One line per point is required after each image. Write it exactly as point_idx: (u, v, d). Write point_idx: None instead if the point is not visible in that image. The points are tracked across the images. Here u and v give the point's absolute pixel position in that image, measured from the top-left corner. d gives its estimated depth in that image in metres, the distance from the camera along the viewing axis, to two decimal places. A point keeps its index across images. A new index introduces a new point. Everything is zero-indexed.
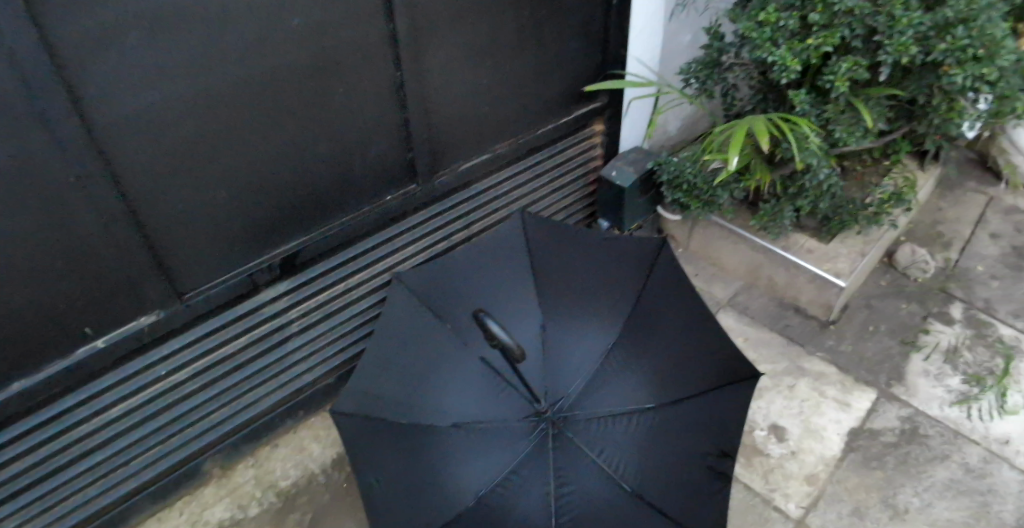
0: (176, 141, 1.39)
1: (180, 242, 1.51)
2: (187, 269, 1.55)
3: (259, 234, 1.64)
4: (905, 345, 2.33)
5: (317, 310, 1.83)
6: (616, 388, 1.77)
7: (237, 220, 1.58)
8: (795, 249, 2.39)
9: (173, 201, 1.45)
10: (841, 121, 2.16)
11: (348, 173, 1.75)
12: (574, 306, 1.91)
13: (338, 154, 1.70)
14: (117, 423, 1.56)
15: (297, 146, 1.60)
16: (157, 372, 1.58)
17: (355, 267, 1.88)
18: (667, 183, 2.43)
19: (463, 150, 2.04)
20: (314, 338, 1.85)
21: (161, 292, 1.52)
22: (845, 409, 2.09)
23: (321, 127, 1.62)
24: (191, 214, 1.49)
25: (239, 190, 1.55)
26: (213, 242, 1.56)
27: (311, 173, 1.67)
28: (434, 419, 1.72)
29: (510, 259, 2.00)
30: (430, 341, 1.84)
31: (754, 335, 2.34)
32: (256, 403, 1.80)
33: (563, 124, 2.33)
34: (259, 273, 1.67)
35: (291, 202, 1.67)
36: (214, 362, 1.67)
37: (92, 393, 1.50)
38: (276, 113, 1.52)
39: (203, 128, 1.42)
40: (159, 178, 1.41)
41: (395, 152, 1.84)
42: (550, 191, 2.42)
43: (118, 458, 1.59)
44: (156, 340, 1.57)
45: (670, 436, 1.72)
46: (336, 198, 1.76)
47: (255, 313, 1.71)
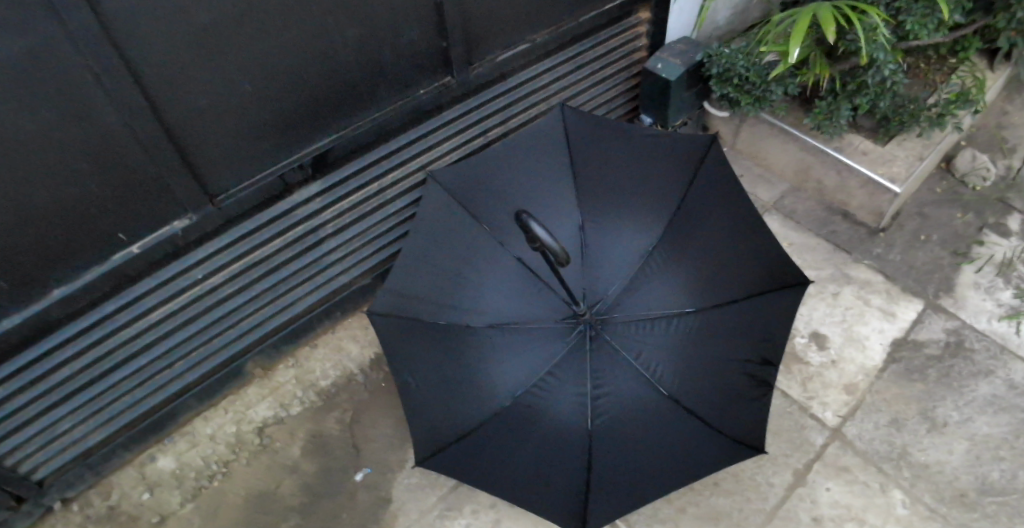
0: (198, 28, 1.27)
1: (208, 139, 1.42)
2: (217, 170, 1.47)
3: (289, 130, 1.54)
4: (957, 257, 2.23)
5: (351, 211, 1.76)
6: (656, 290, 1.70)
7: (266, 115, 1.48)
8: (849, 150, 2.22)
9: (199, 95, 1.35)
10: (913, 12, 1.94)
11: (380, 62, 1.62)
12: (614, 207, 1.81)
13: (370, 40, 1.56)
14: (158, 328, 1.55)
15: (328, 32, 1.47)
16: (193, 275, 1.55)
17: (388, 166, 1.80)
18: (716, 76, 2.24)
19: (502, 39, 1.88)
20: (349, 239, 1.80)
21: (192, 194, 1.45)
22: (889, 320, 2.02)
23: (352, 10, 1.48)
24: (218, 109, 1.39)
25: (268, 81, 1.44)
26: (243, 139, 1.48)
27: (342, 62, 1.54)
28: (468, 320, 1.69)
29: (548, 156, 1.89)
30: (464, 242, 1.78)
31: (798, 240, 2.24)
32: (293, 306, 1.78)
33: (607, 10, 2.14)
34: (291, 173, 1.59)
35: (321, 95, 1.55)
36: (249, 266, 1.63)
37: (131, 298, 1.48)
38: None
39: (226, 12, 1.28)
40: (185, 70, 1.30)
41: (431, 39, 1.69)
42: (590, 84, 2.26)
43: (162, 361, 1.60)
44: (191, 244, 1.52)
45: (710, 340, 1.67)
46: (367, 90, 1.64)
47: (289, 215, 1.64)
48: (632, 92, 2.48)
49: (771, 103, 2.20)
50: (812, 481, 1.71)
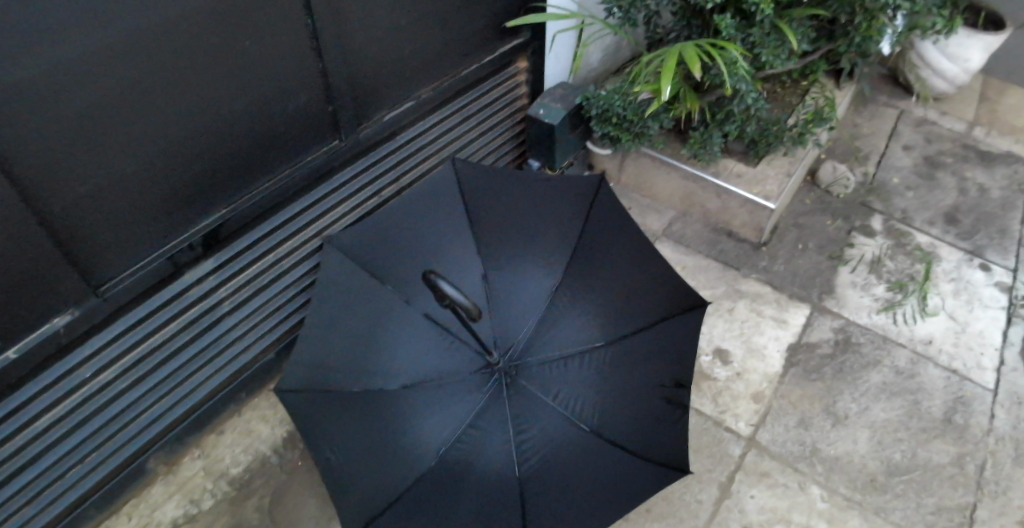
0: (68, 111, 1.21)
1: (87, 227, 1.34)
2: (99, 258, 1.39)
3: (176, 209, 1.49)
4: (834, 260, 2.42)
5: (250, 284, 1.70)
6: (563, 326, 1.76)
7: (150, 196, 1.42)
8: (725, 174, 2.39)
9: (75, 183, 1.28)
10: (766, 45, 2.12)
11: (268, 131, 1.60)
12: (515, 252, 1.86)
13: (256, 111, 1.55)
14: (47, 435, 1.42)
15: (212, 106, 1.44)
16: (82, 375, 1.43)
17: (284, 235, 1.75)
18: (596, 117, 2.35)
19: (388, 99, 1.91)
20: (251, 314, 1.74)
21: (73, 287, 1.37)
22: (783, 326, 2.15)
23: (235, 81, 1.47)
24: (96, 194, 1.33)
25: (150, 162, 1.39)
26: (126, 223, 1.41)
27: (228, 135, 1.51)
28: (382, 382, 1.67)
29: (445, 209, 1.91)
30: (372, 304, 1.76)
31: (691, 263, 2.37)
32: (197, 390, 1.68)
33: (487, 63, 2.23)
34: (181, 253, 1.53)
35: (208, 169, 1.51)
36: (144, 356, 1.53)
37: (14, 407, 1.34)
38: (184, 68, 1.35)
39: (97, 94, 1.24)
40: (55, 157, 1.23)
41: (316, 104, 1.70)
42: (479, 134, 2.32)
43: (54, 471, 1.45)
44: (75, 340, 1.42)
45: (622, 369, 1.73)
46: (256, 160, 1.61)
47: (182, 297, 1.56)
48: (519, 138, 2.57)
49: (650, 137, 2.33)
50: (736, 492, 1.76)
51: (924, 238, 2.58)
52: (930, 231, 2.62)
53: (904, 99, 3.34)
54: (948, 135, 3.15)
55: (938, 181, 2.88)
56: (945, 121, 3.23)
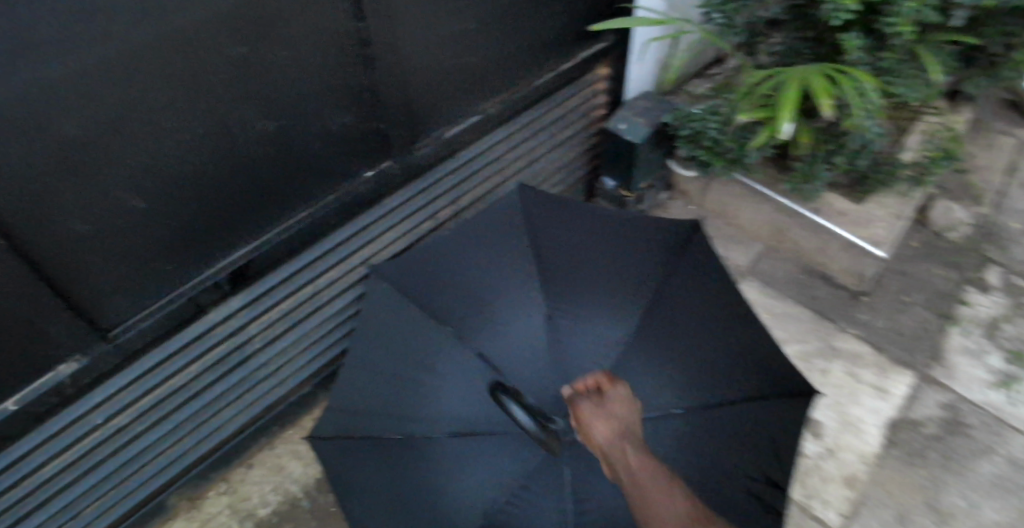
0: (63, 142, 1.03)
1: (94, 267, 1.19)
2: (109, 298, 1.24)
3: (197, 240, 1.33)
4: (942, 318, 2.12)
5: (282, 321, 1.54)
6: (631, 390, 1.52)
7: (164, 229, 1.25)
8: (826, 212, 2.11)
9: (80, 221, 1.12)
10: (899, 72, 1.87)
11: (306, 151, 1.43)
12: (582, 297, 1.63)
13: (289, 127, 1.36)
14: (54, 482, 1.29)
15: (239, 125, 1.26)
16: (92, 421, 1.30)
17: (322, 266, 1.58)
18: (684, 138, 2.12)
19: (445, 114, 1.70)
20: (281, 350, 1.58)
21: (76, 334, 1.22)
22: (882, 397, 1.88)
23: (263, 98, 1.27)
24: (103, 232, 1.16)
25: (166, 189, 1.21)
26: (138, 258, 1.24)
27: (256, 155, 1.33)
28: (425, 431, 1.48)
29: (508, 245, 1.70)
30: (418, 342, 1.57)
31: (780, 309, 2.11)
32: (223, 429, 1.54)
33: (564, 71, 1.99)
34: (202, 294, 1.38)
35: (233, 196, 1.34)
36: (163, 398, 1.39)
37: (16, 456, 1.21)
38: (203, 84, 1.16)
39: (98, 122, 1.06)
40: (47, 194, 1.06)
41: (361, 121, 1.50)
42: (549, 149, 2.10)
43: (64, 515, 1.34)
44: (85, 387, 1.29)
45: (701, 444, 1.46)
46: (288, 185, 1.44)
47: (207, 336, 1.41)
48: (592, 152, 2.34)
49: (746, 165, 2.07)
50: None
51: None
52: None
53: None
54: None
55: None
56: None
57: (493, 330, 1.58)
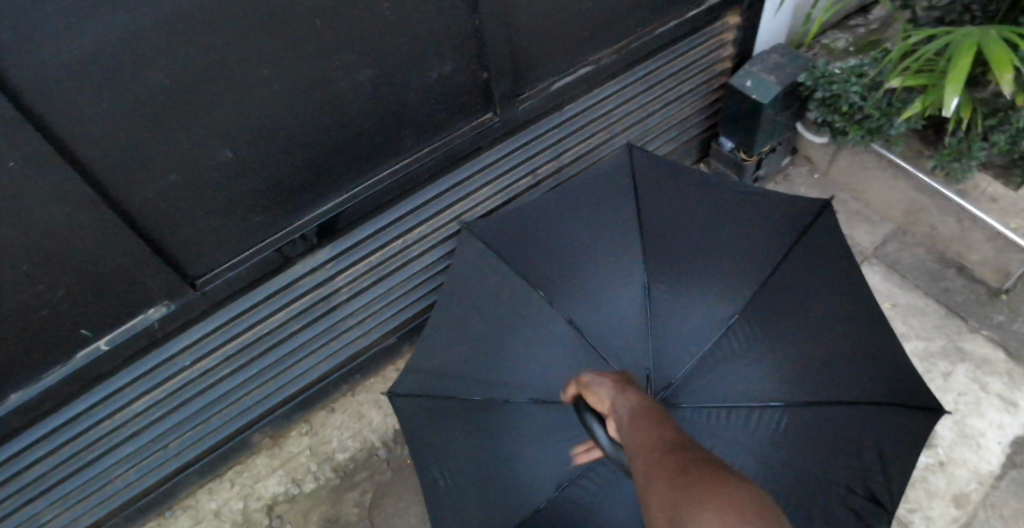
0: (149, 92, 1.02)
1: (184, 214, 1.20)
2: (200, 248, 1.26)
3: (286, 189, 1.31)
4: None
5: (365, 275, 1.54)
6: (727, 379, 1.39)
7: (253, 178, 1.25)
8: (973, 197, 1.84)
9: (167, 171, 1.13)
10: None
11: (402, 100, 1.36)
12: (683, 273, 1.48)
13: (385, 77, 1.30)
14: (147, 415, 1.39)
15: (328, 74, 1.21)
16: (180, 362, 1.37)
17: (410, 223, 1.55)
18: (818, 101, 1.91)
19: (553, 64, 1.58)
20: (365, 304, 1.59)
21: (166, 281, 1.25)
22: (1010, 412, 1.68)
23: (356, 45, 1.21)
24: (192, 180, 1.17)
25: (254, 140, 1.20)
26: (227, 207, 1.25)
27: (348, 104, 1.28)
28: (510, 394, 1.45)
29: (605, 211, 1.59)
30: (511, 303, 1.52)
31: (905, 301, 1.92)
32: (305, 375, 1.59)
33: (689, 19, 1.80)
34: (291, 245, 1.39)
35: (325, 145, 1.31)
36: (249, 344, 1.45)
37: (110, 391, 1.31)
38: (290, 30, 1.11)
39: (183, 72, 1.04)
40: (137, 141, 1.07)
41: (464, 68, 1.41)
42: (663, 105, 1.94)
43: (155, 445, 1.44)
44: (175, 331, 1.34)
45: (795, 447, 1.34)
46: (382, 135, 1.38)
47: (292, 287, 1.44)
48: (711, 110, 2.15)
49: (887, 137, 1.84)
50: None
51: None
52: None
53: None
54: None
55: None
56: None
57: (582, 299, 1.50)
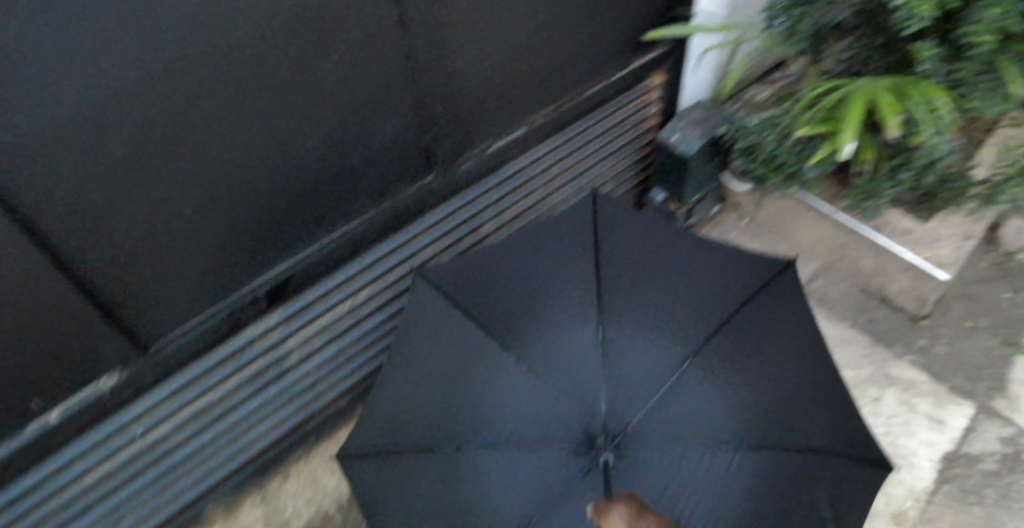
0: (110, 163, 1.07)
1: (138, 282, 1.23)
2: (155, 314, 1.29)
3: (242, 252, 1.36)
4: (1009, 346, 2.01)
5: (318, 335, 1.58)
6: (684, 418, 1.38)
7: (209, 244, 1.29)
8: (887, 232, 2.00)
9: (119, 240, 1.16)
10: (977, 85, 1.76)
11: (354, 167, 1.45)
12: (643, 316, 1.49)
13: (335, 145, 1.38)
14: (97, 489, 1.38)
15: (282, 143, 1.28)
16: (133, 432, 1.37)
17: (361, 281, 1.60)
18: (741, 151, 2.07)
19: (493, 127, 1.69)
20: (318, 363, 1.62)
21: (119, 349, 1.28)
22: (938, 429, 1.80)
23: (309, 116, 1.29)
24: (148, 247, 1.21)
25: (210, 206, 1.25)
26: (183, 272, 1.29)
27: (302, 171, 1.36)
28: (459, 440, 1.34)
29: (564, 257, 1.56)
30: (467, 344, 1.44)
31: (834, 332, 2.04)
32: (258, 441, 1.60)
33: (616, 80, 1.95)
34: (243, 310, 1.43)
35: (280, 210, 1.37)
36: (201, 411, 1.45)
37: (57, 466, 1.29)
38: (250, 102, 1.19)
39: (143, 144, 1.09)
40: (96, 210, 1.10)
41: (410, 135, 1.51)
42: (598, 161, 2.07)
43: (106, 520, 1.42)
44: (126, 400, 1.35)
45: (753, 498, 1.30)
46: (334, 199, 1.46)
47: (245, 351, 1.46)
48: (643, 163, 2.30)
49: (806, 180, 1.99)
50: None
51: None
52: None
53: None
54: None
55: None
56: None
57: (544, 343, 1.46)
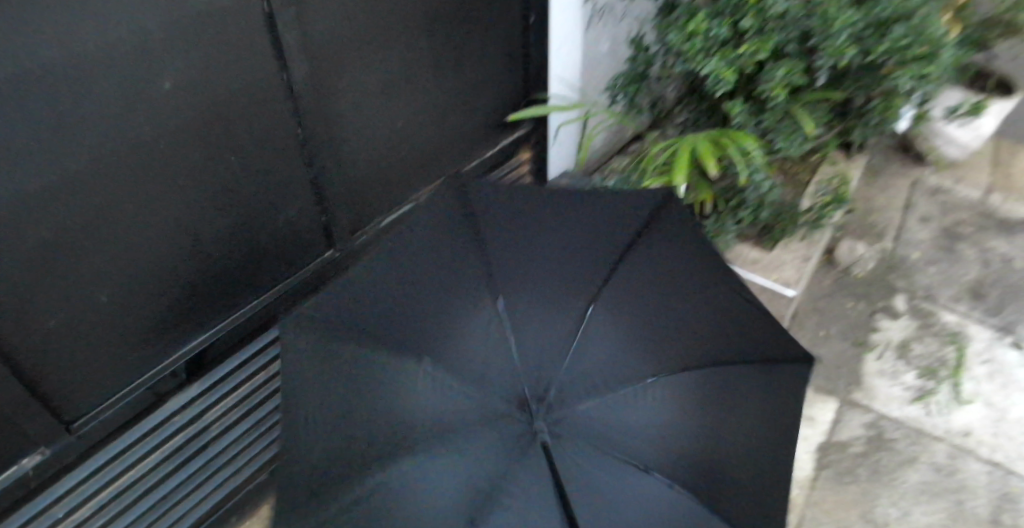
0: (36, 245, 1.17)
1: (59, 360, 1.30)
2: (76, 392, 1.35)
3: (159, 329, 1.45)
4: (858, 346, 2.32)
5: (238, 405, 1.68)
6: (648, 426, 1.18)
7: (126, 322, 1.38)
8: (739, 262, 2.32)
9: (42, 316, 1.24)
10: (778, 131, 2.16)
11: (260, 246, 1.60)
12: (629, 309, 1.30)
13: (245, 224, 1.54)
14: None
15: (197, 223, 1.42)
16: (54, 515, 1.37)
17: (274, 351, 1.74)
18: None
19: (382, 204, 1.91)
20: (237, 438, 1.70)
21: (42, 428, 1.31)
22: (811, 424, 2.04)
23: (220, 198, 1.45)
24: (70, 324, 1.29)
25: (129, 283, 1.35)
26: (103, 351, 1.37)
27: (213, 251, 1.49)
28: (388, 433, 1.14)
29: (544, 248, 1.36)
30: (436, 323, 1.24)
31: None
32: (179, 521, 1.63)
33: (488, 158, 2.23)
34: (163, 382, 1.52)
35: (195, 287, 1.49)
36: (123, 490, 1.48)
37: None
38: (167, 187, 1.34)
39: (67, 225, 1.21)
40: (23, 290, 1.19)
41: (308, 216, 1.69)
42: None
43: None
44: (46, 481, 1.36)
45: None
46: (246, 275, 1.60)
47: (164, 426, 1.53)
48: None
49: None
50: None
51: (952, 317, 2.49)
52: (956, 309, 2.53)
53: (915, 168, 3.27)
54: (965, 204, 3.09)
55: (958, 254, 2.81)
56: (959, 189, 3.17)
57: (525, 324, 1.25)
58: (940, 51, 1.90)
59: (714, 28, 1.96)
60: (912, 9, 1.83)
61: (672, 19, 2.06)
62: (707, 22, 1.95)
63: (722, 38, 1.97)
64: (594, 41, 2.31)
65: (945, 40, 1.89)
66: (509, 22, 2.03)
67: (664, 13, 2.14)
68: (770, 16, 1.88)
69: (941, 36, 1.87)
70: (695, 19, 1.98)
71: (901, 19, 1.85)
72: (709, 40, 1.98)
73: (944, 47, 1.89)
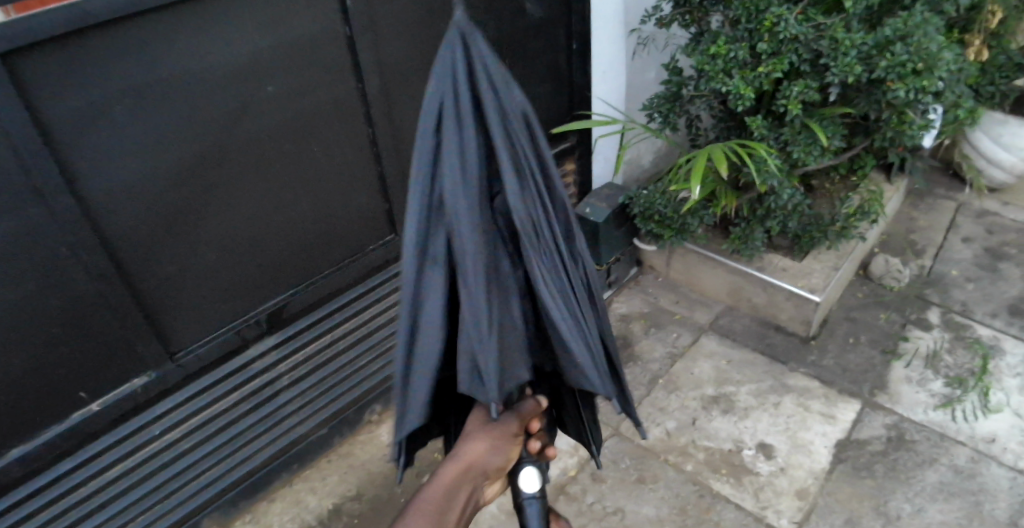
0: (165, 206, 1.68)
1: (181, 320, 1.84)
2: (187, 333, 1.86)
3: (247, 288, 1.96)
4: (887, 354, 2.41)
5: (369, 324, 2.31)
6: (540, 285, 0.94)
7: (222, 304, 1.91)
8: (769, 269, 2.53)
9: (204, 254, 1.81)
10: (797, 142, 2.39)
11: (331, 220, 2.11)
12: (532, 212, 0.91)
13: (319, 207, 2.05)
14: (197, 434, 1.94)
15: (284, 194, 1.93)
16: (258, 366, 2.04)
17: (228, 371, 1.98)
18: (757, 220, 2.46)
19: None
20: (303, 391, 2.16)
21: (186, 340, 1.87)
22: (831, 422, 2.16)
23: (305, 180, 1.97)
24: (186, 285, 1.81)
25: (227, 249, 1.86)
26: (219, 308, 1.91)
27: (288, 223, 1.99)
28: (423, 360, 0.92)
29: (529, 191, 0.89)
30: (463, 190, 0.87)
31: (737, 357, 2.42)
32: (334, 389, 2.24)
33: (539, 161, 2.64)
34: (293, 300, 2.08)
35: (267, 257, 1.97)
36: (294, 362, 2.13)
37: (203, 386, 1.93)
38: (260, 170, 1.85)
39: (181, 194, 1.70)
40: (148, 245, 1.68)
41: (376, 203, 2.22)
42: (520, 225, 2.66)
43: (156, 493, 1.88)
44: (196, 373, 1.92)
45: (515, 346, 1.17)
46: (301, 257, 2.07)
47: (319, 324, 2.17)
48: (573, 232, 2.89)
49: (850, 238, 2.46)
50: None
51: (986, 331, 2.52)
52: (993, 324, 2.55)
53: (958, 188, 3.31)
54: (1013, 226, 3.06)
55: (1001, 272, 2.80)
56: (1007, 212, 3.14)
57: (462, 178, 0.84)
58: (938, 65, 2.10)
59: (734, 51, 2.29)
60: (913, 28, 2.12)
61: (700, 46, 2.40)
62: (728, 45, 2.29)
63: (740, 59, 2.29)
64: (639, 67, 2.83)
65: (943, 56, 2.09)
66: (556, 45, 2.58)
67: (695, 42, 2.48)
68: (783, 38, 2.20)
69: (935, 53, 2.09)
70: (717, 43, 2.32)
71: (904, 38, 2.14)
72: (730, 62, 2.32)
73: (941, 61, 2.09)
